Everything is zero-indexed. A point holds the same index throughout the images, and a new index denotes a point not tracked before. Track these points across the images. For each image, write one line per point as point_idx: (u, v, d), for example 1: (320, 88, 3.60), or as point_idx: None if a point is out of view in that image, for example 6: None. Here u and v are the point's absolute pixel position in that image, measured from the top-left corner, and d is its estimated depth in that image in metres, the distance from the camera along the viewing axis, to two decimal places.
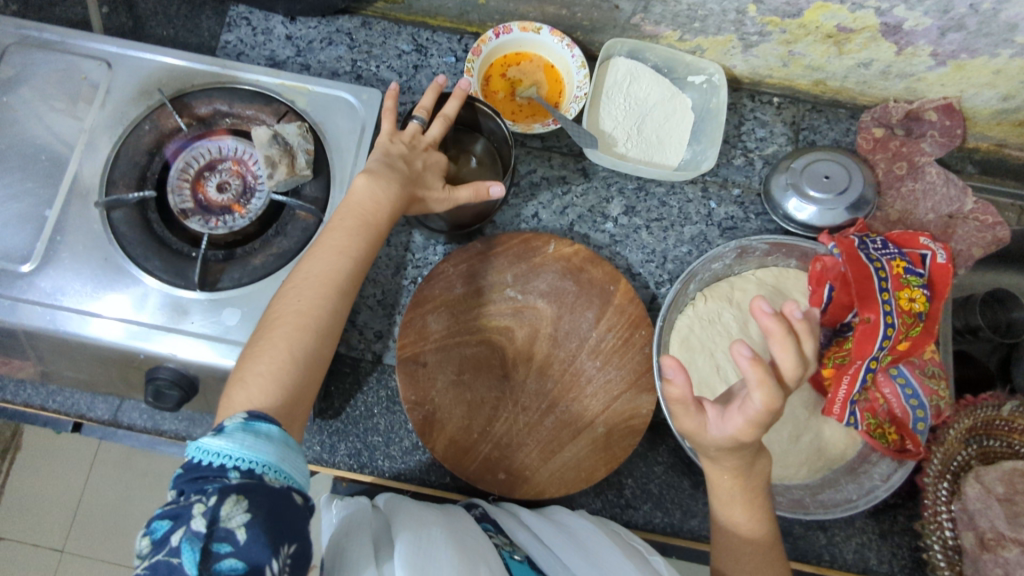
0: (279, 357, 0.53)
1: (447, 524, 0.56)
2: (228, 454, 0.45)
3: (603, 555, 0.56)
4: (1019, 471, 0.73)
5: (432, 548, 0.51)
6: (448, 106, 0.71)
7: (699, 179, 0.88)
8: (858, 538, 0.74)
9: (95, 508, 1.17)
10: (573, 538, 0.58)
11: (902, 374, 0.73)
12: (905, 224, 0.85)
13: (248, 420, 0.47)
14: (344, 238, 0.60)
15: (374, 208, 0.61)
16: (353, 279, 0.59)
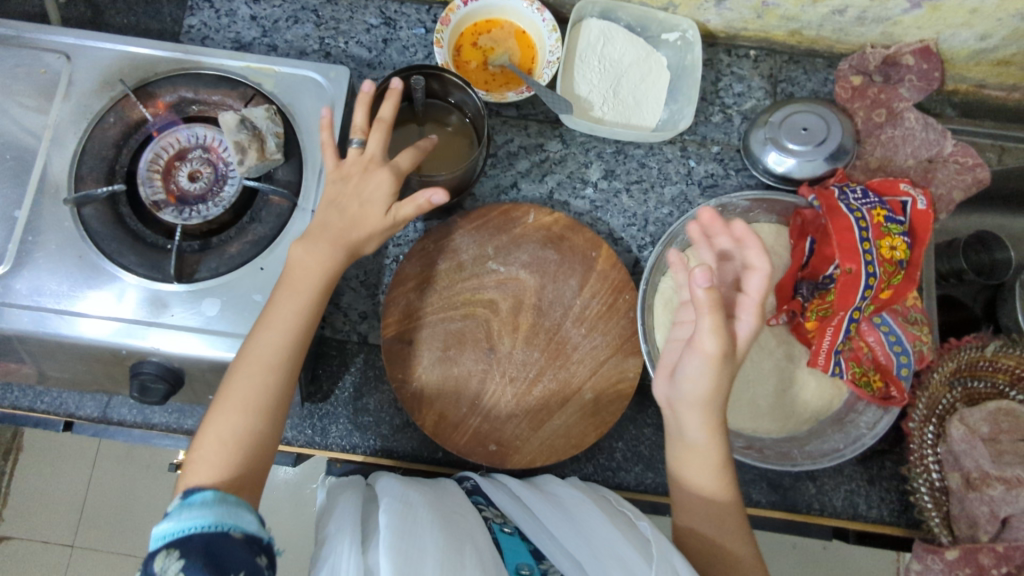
0: (224, 437, 0.55)
1: (433, 499, 0.58)
2: (162, 527, 0.49)
3: (585, 519, 0.57)
4: (1003, 410, 0.75)
5: (417, 523, 0.52)
6: (385, 108, 0.66)
7: (678, 139, 0.87)
8: (847, 486, 0.75)
9: (100, 507, 1.19)
10: (559, 507, 0.60)
11: (885, 322, 0.74)
12: (885, 171, 0.84)
13: (185, 497, 0.52)
14: (289, 312, 0.60)
15: (315, 275, 0.61)
16: (294, 354, 0.60)
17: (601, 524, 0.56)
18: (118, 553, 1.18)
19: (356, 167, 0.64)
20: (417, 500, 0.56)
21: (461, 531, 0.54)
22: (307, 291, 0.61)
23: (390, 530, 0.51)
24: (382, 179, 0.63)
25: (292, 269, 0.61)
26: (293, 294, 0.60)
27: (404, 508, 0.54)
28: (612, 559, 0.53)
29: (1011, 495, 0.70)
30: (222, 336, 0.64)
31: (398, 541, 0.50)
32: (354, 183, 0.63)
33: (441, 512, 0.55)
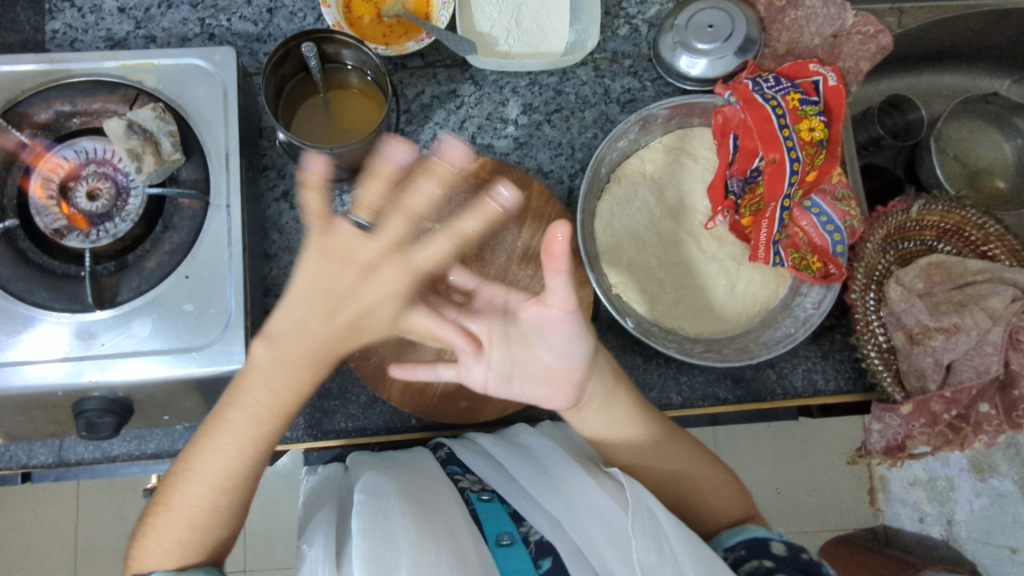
0: (167, 543, 0.56)
1: (403, 483, 0.61)
2: None
3: (561, 473, 0.63)
4: (934, 264, 0.79)
5: (389, 518, 0.54)
6: (312, 198, 0.53)
7: (589, 59, 0.85)
8: (805, 365, 0.79)
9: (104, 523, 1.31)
10: (534, 462, 0.66)
11: (816, 205, 0.75)
12: (794, 54, 0.85)
13: None
14: (242, 438, 0.55)
15: (271, 400, 0.55)
16: (247, 473, 0.57)
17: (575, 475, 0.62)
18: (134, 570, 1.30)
19: (346, 277, 0.54)
20: (393, 488, 0.59)
21: (434, 516, 0.58)
22: (258, 421, 0.55)
23: (364, 529, 0.53)
24: (394, 284, 0.54)
25: (245, 381, 0.55)
26: (236, 424, 0.55)
27: (378, 501, 0.56)
28: (592, 511, 0.59)
29: (951, 342, 0.73)
30: (162, 354, 0.62)
31: (373, 536, 0.52)
32: (345, 302, 0.54)
33: (410, 500, 0.58)
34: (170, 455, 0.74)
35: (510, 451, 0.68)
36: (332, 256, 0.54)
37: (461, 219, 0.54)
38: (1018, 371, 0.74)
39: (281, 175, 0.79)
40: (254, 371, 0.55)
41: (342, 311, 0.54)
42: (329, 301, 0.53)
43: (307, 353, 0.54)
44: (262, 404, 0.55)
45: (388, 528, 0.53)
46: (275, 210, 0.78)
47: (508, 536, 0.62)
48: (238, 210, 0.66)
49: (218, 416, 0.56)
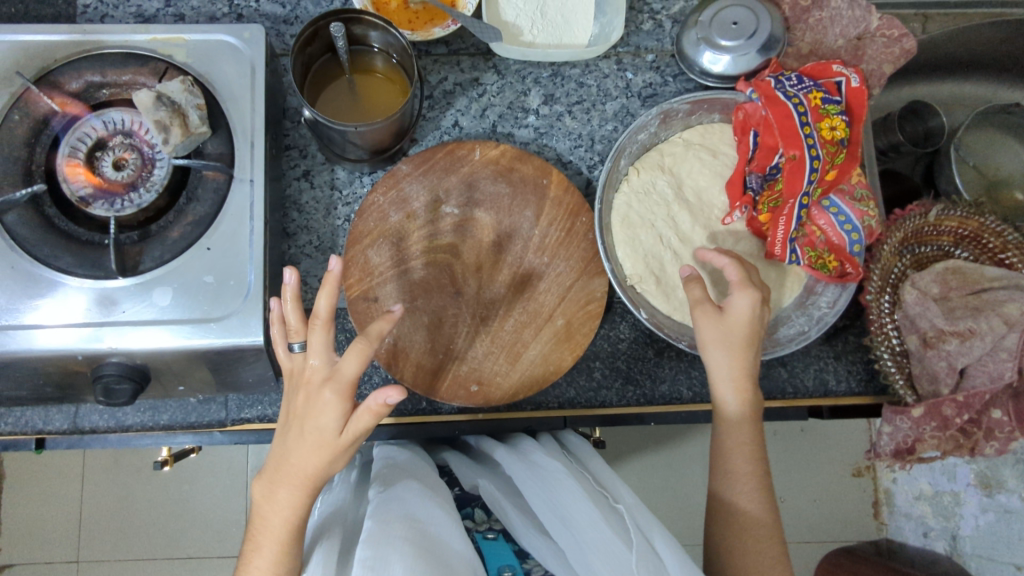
0: None
1: (402, 507, 0.59)
2: None
3: (565, 499, 0.61)
4: (950, 270, 0.78)
5: (389, 541, 0.52)
6: (290, 310, 0.60)
7: (612, 53, 0.85)
8: (817, 364, 0.79)
9: (106, 500, 1.37)
10: (544, 487, 0.64)
11: (834, 204, 0.75)
12: (818, 55, 0.85)
13: None
14: (263, 568, 0.55)
15: (277, 524, 0.55)
16: None
17: (574, 502, 0.60)
18: (141, 541, 1.37)
19: (297, 401, 0.57)
20: (400, 514, 0.57)
21: (434, 542, 0.55)
22: (264, 549, 0.55)
23: (365, 556, 0.50)
24: (323, 403, 0.55)
25: (255, 520, 0.56)
26: (261, 541, 0.55)
27: (382, 527, 0.55)
28: (594, 537, 0.55)
29: (965, 347, 0.73)
30: (179, 323, 0.63)
31: (372, 563, 0.49)
32: (307, 430, 0.55)
33: (413, 526, 0.55)
34: (182, 427, 0.74)
35: (527, 475, 0.67)
36: (298, 381, 0.59)
37: (320, 296, 0.57)
38: None
39: (303, 155, 0.79)
40: (270, 487, 0.56)
41: (307, 437, 0.55)
42: (295, 431, 0.56)
43: (308, 473, 0.55)
44: (278, 527, 0.55)
45: (384, 554, 0.51)
46: (295, 188, 0.79)
47: (510, 569, 0.64)
48: (260, 184, 0.67)
49: (248, 547, 0.56)
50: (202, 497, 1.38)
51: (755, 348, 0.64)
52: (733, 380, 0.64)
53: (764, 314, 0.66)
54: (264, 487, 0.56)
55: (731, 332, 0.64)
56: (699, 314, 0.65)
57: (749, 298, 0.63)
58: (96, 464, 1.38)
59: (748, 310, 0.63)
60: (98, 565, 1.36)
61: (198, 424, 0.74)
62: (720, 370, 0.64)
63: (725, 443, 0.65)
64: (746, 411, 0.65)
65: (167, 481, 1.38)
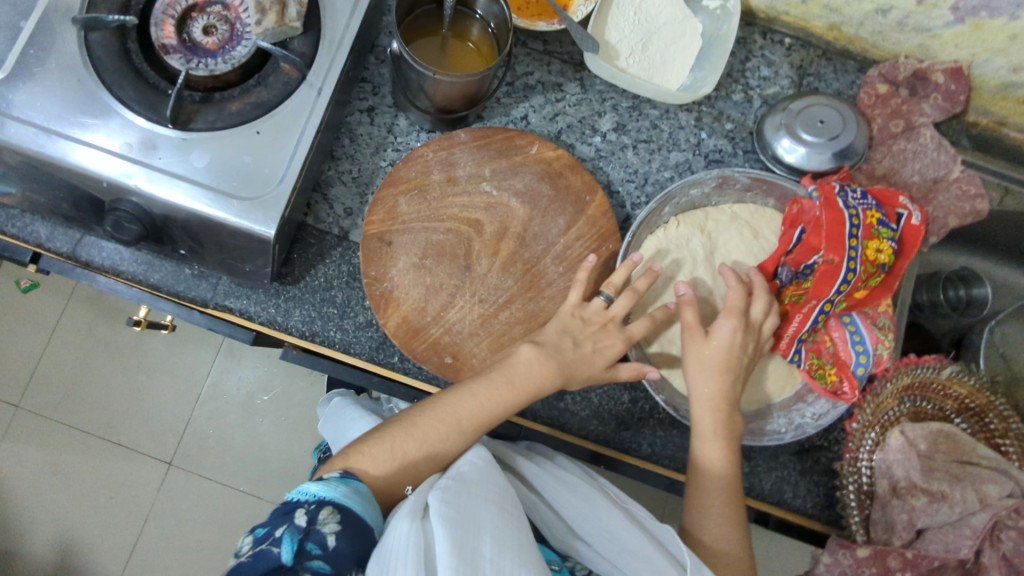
0: (387, 458, 0.58)
1: (469, 459, 0.61)
2: (320, 493, 0.52)
3: (604, 513, 0.63)
4: (944, 432, 0.76)
5: (468, 495, 0.55)
6: (617, 275, 0.71)
7: (695, 108, 0.86)
8: (778, 472, 0.77)
9: (65, 355, 1.38)
10: (575, 493, 0.66)
11: (853, 322, 0.74)
12: (888, 181, 0.84)
13: (342, 476, 0.55)
14: (472, 402, 0.62)
15: (522, 377, 0.64)
16: (466, 436, 0.62)
17: (616, 520, 0.63)
18: (80, 406, 1.37)
19: (590, 329, 0.69)
20: (477, 477, 0.58)
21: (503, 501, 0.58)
22: (479, 394, 0.63)
23: (452, 515, 0.51)
24: (614, 343, 0.69)
25: (499, 372, 0.65)
26: (413, 431, 0.60)
27: (462, 488, 0.56)
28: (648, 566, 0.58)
29: (932, 508, 0.72)
30: (202, 189, 0.64)
31: (461, 526, 0.51)
32: (518, 380, 0.64)
33: (484, 483, 0.58)
34: (168, 292, 0.74)
35: (547, 476, 0.67)
36: (587, 314, 0.70)
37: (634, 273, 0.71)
38: (987, 565, 0.70)
39: (373, 92, 0.82)
40: (452, 400, 0.62)
41: (516, 385, 0.64)
42: (502, 373, 0.64)
43: (494, 409, 0.63)
44: (491, 392, 0.63)
45: (468, 507, 0.53)
46: (356, 118, 0.81)
47: (557, 563, 0.63)
48: (326, 95, 0.69)
49: (455, 386, 0.64)
50: (155, 391, 1.38)
51: (735, 374, 0.68)
52: (718, 437, 0.66)
53: (750, 349, 0.70)
54: (536, 352, 0.66)
55: (734, 388, 0.68)
56: (714, 339, 0.68)
57: (732, 325, 0.68)
58: (71, 322, 1.39)
59: (731, 336, 0.68)
60: (33, 417, 1.36)
61: (184, 295, 0.73)
62: (702, 391, 0.67)
63: (704, 494, 0.65)
64: (730, 470, 0.66)
65: (126, 360, 1.39)
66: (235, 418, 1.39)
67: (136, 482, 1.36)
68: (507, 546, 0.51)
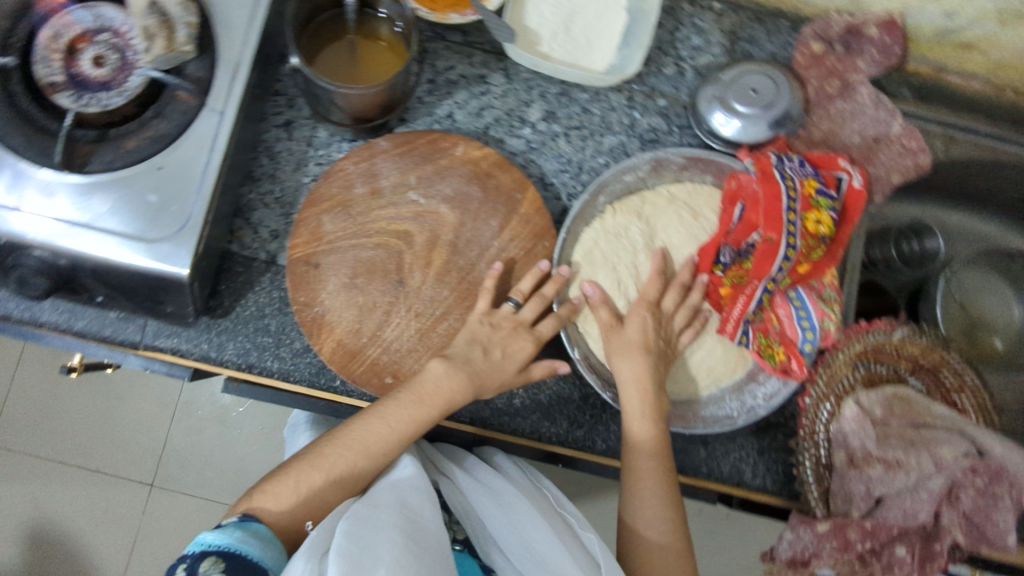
0: (287, 492, 0.58)
1: (392, 484, 0.62)
2: (213, 542, 0.52)
3: (532, 529, 0.64)
4: (898, 396, 0.75)
5: (377, 527, 0.55)
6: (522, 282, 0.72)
7: (626, 88, 0.83)
8: (737, 453, 0.77)
9: (28, 391, 1.36)
10: (505, 513, 0.66)
11: (799, 297, 0.74)
12: (828, 145, 0.82)
13: (241, 521, 0.56)
14: (381, 424, 0.63)
15: (430, 394, 0.64)
16: (374, 458, 0.62)
17: (540, 532, 0.63)
18: (50, 441, 1.35)
19: (498, 333, 0.69)
20: (391, 502, 0.59)
21: (420, 533, 0.58)
22: (388, 414, 0.63)
23: (353, 538, 0.52)
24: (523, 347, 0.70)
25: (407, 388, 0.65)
26: (321, 463, 0.60)
27: (375, 513, 0.56)
28: None
29: (888, 476, 0.71)
30: (109, 234, 0.61)
31: (360, 548, 0.51)
32: (426, 397, 0.64)
33: (402, 515, 0.58)
34: (94, 339, 0.72)
35: (481, 491, 0.68)
36: (495, 319, 0.70)
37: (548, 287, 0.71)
38: (946, 526, 0.71)
39: (289, 105, 0.78)
40: (358, 427, 0.63)
41: (424, 402, 0.64)
42: (410, 392, 0.64)
43: (405, 429, 0.63)
44: (398, 411, 0.63)
45: (373, 537, 0.53)
46: (273, 135, 0.77)
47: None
48: (230, 119, 0.65)
49: (368, 409, 0.64)
50: (126, 416, 1.36)
51: (654, 357, 0.69)
52: (648, 415, 0.66)
53: (661, 333, 0.71)
54: (442, 366, 0.66)
55: (655, 368, 0.69)
56: (628, 329, 0.71)
57: (640, 315, 0.71)
58: (32, 355, 1.37)
59: (642, 321, 0.71)
60: (5, 455, 1.34)
61: (111, 340, 0.72)
62: (625, 374, 0.68)
63: (636, 470, 0.65)
64: (654, 435, 0.66)
65: (90, 390, 1.36)
66: (211, 433, 1.36)
67: (117, 511, 1.35)
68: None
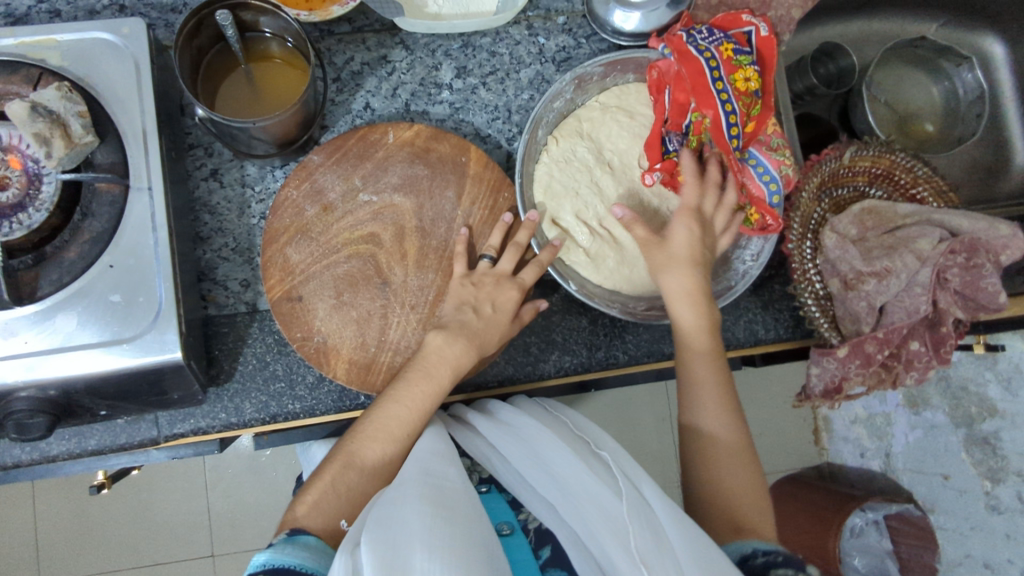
0: (326, 490, 0.60)
1: (414, 458, 0.60)
2: (260, 561, 0.51)
3: (553, 456, 0.60)
4: (866, 210, 0.81)
5: (404, 502, 0.52)
6: (493, 237, 0.73)
7: (522, 17, 0.82)
8: (746, 316, 0.81)
9: (59, 518, 1.34)
10: (527, 448, 0.63)
11: (753, 156, 0.74)
12: (727, 5, 0.83)
13: (290, 536, 0.55)
14: (400, 409, 0.64)
15: (439, 369, 0.65)
16: (405, 442, 0.63)
17: (559, 455, 0.60)
18: (100, 554, 1.34)
19: (487, 289, 0.70)
20: (414, 474, 0.57)
21: (448, 496, 0.55)
22: (402, 399, 0.64)
23: (379, 518, 0.50)
24: (514, 298, 0.70)
25: (414, 367, 0.66)
26: (351, 463, 0.61)
27: (398, 489, 0.54)
28: (583, 494, 0.56)
29: (883, 285, 0.75)
30: (91, 348, 0.60)
31: (387, 523, 0.49)
32: (433, 368, 0.65)
33: (425, 483, 0.55)
34: (113, 450, 0.71)
35: (500, 432, 0.66)
36: (477, 280, 0.70)
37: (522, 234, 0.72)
38: (946, 309, 0.76)
39: (208, 154, 0.75)
40: (377, 417, 0.63)
41: (432, 374, 0.65)
42: (415, 370, 0.65)
43: (420, 406, 0.64)
44: (411, 393, 0.64)
45: (400, 512, 0.51)
46: (204, 189, 0.75)
47: (508, 526, 0.64)
48: (160, 192, 0.63)
49: (380, 398, 0.65)
50: (162, 502, 1.36)
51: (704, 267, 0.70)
52: (701, 324, 0.68)
53: (709, 242, 0.72)
54: (443, 340, 0.67)
55: (704, 279, 0.69)
56: (673, 238, 0.71)
57: (687, 224, 0.71)
58: (47, 484, 1.35)
59: (686, 234, 0.71)
60: None
61: (130, 445, 0.71)
62: (673, 287, 0.69)
63: (696, 376, 0.68)
64: (709, 344, 0.69)
65: (118, 494, 1.35)
66: (249, 484, 1.37)
67: None
68: (442, 549, 0.47)
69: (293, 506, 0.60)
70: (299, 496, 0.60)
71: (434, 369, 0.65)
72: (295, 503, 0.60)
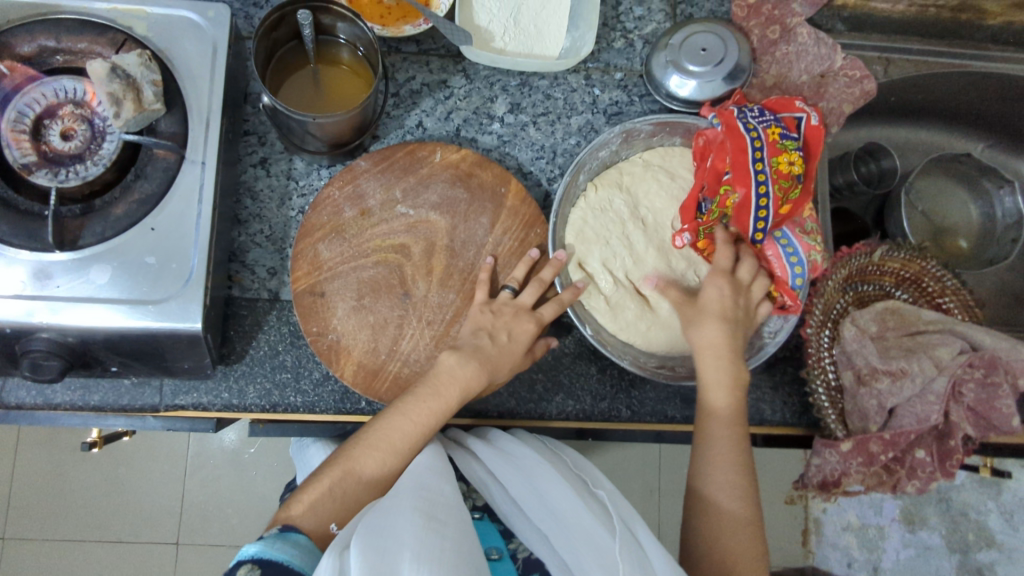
0: (323, 494, 0.59)
1: (411, 472, 0.59)
2: (251, 551, 0.51)
3: (550, 488, 0.60)
4: (889, 309, 0.82)
5: (397, 514, 0.52)
6: (519, 270, 0.74)
7: (581, 68, 0.85)
8: (753, 393, 0.81)
9: (36, 475, 1.34)
10: (523, 476, 0.63)
11: (785, 236, 0.75)
12: (781, 88, 0.85)
13: (282, 532, 0.55)
14: (406, 424, 0.63)
15: (449, 389, 0.65)
16: (405, 457, 0.63)
17: (557, 489, 0.59)
18: (70, 518, 1.34)
19: (503, 318, 0.70)
20: (410, 488, 0.56)
21: (440, 511, 0.54)
22: (409, 413, 0.63)
23: (370, 527, 0.50)
24: (529, 332, 0.70)
25: (425, 383, 0.65)
26: (350, 470, 0.60)
27: (393, 501, 0.54)
28: (580, 529, 0.55)
29: (896, 386, 0.76)
30: (117, 303, 0.61)
31: (377, 533, 0.49)
32: (442, 387, 0.65)
33: (420, 496, 0.55)
34: (114, 410, 0.72)
35: (499, 459, 0.65)
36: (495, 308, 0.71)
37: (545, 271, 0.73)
38: (957, 423, 0.75)
39: (261, 142, 0.78)
40: (382, 427, 0.63)
41: (440, 393, 0.65)
42: (424, 386, 0.65)
43: (424, 423, 0.63)
44: (419, 408, 0.64)
45: (391, 522, 0.51)
46: (251, 175, 0.77)
47: (497, 551, 0.63)
48: (212, 167, 0.66)
49: (387, 409, 0.65)
50: (141, 478, 1.35)
51: (738, 325, 0.72)
52: (723, 382, 0.69)
53: (742, 301, 0.73)
54: (452, 359, 0.67)
55: (734, 336, 0.71)
56: (704, 299, 0.72)
57: (716, 285, 0.72)
58: (30, 440, 1.35)
59: (716, 296, 0.72)
60: (28, 541, 1.33)
61: (130, 408, 0.72)
62: (705, 340, 0.70)
63: (712, 440, 0.67)
64: (732, 407, 0.69)
65: (99, 461, 1.35)
66: (228, 477, 1.36)
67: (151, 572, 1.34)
68: (430, 560, 0.47)
69: (288, 503, 0.59)
70: (295, 496, 0.59)
71: (444, 388, 0.65)
72: (290, 501, 0.59)
